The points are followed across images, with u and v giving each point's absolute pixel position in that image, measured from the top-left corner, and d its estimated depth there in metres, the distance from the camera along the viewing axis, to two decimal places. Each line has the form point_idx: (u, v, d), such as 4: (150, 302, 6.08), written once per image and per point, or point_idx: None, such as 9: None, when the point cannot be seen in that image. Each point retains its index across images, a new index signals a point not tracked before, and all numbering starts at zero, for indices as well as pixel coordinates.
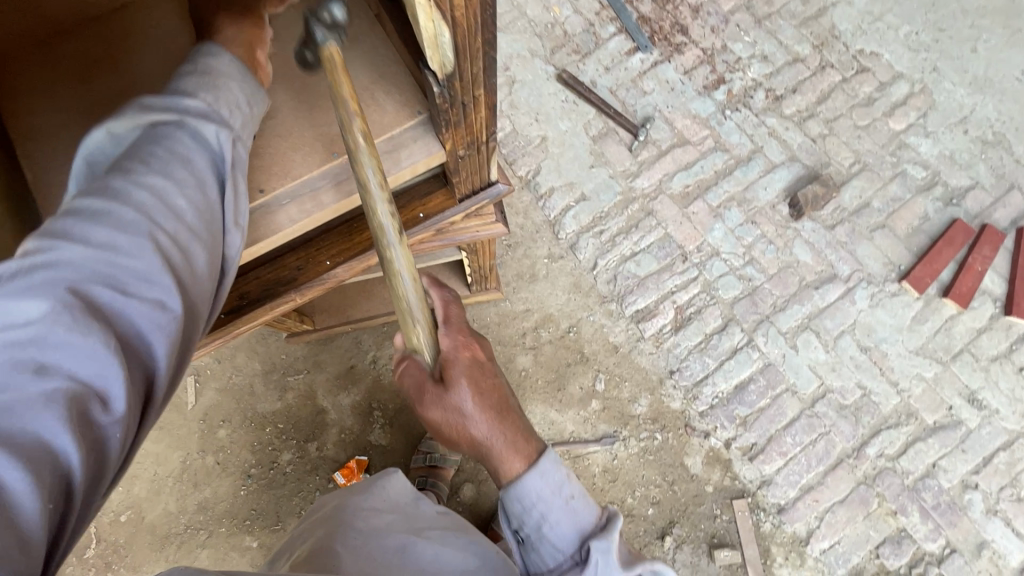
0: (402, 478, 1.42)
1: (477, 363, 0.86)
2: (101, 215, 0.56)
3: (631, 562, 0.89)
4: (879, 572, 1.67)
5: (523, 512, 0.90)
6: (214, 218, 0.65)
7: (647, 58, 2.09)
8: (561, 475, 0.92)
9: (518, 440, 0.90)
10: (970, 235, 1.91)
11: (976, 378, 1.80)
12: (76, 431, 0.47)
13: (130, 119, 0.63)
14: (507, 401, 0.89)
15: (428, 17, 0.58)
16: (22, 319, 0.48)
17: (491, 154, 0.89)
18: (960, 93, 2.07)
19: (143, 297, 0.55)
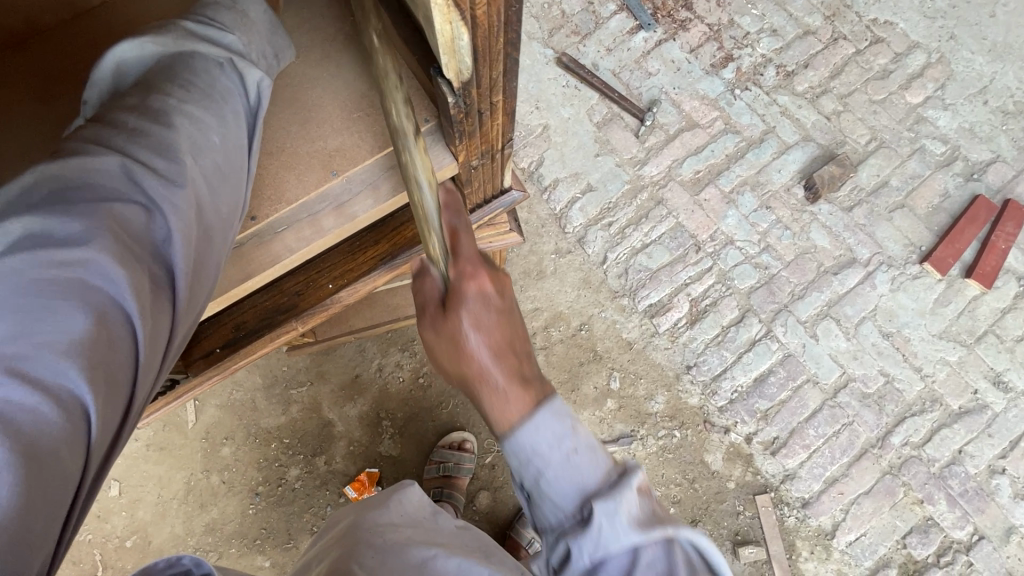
0: (419, 490, 1.31)
1: (482, 296, 0.71)
2: (135, 142, 0.55)
3: (654, 528, 0.62)
4: (906, 562, 1.63)
5: (514, 461, 0.67)
6: (241, 163, 0.64)
7: (650, 37, 1.98)
8: (564, 425, 0.65)
9: (523, 372, 0.69)
10: (993, 211, 1.84)
11: (1001, 360, 1.74)
12: (105, 369, 0.46)
13: (168, 40, 0.63)
14: (517, 342, 0.72)
15: (446, 20, 0.51)
16: (65, 240, 0.47)
17: (505, 160, 0.84)
18: (979, 62, 1.97)
19: (175, 234, 0.54)
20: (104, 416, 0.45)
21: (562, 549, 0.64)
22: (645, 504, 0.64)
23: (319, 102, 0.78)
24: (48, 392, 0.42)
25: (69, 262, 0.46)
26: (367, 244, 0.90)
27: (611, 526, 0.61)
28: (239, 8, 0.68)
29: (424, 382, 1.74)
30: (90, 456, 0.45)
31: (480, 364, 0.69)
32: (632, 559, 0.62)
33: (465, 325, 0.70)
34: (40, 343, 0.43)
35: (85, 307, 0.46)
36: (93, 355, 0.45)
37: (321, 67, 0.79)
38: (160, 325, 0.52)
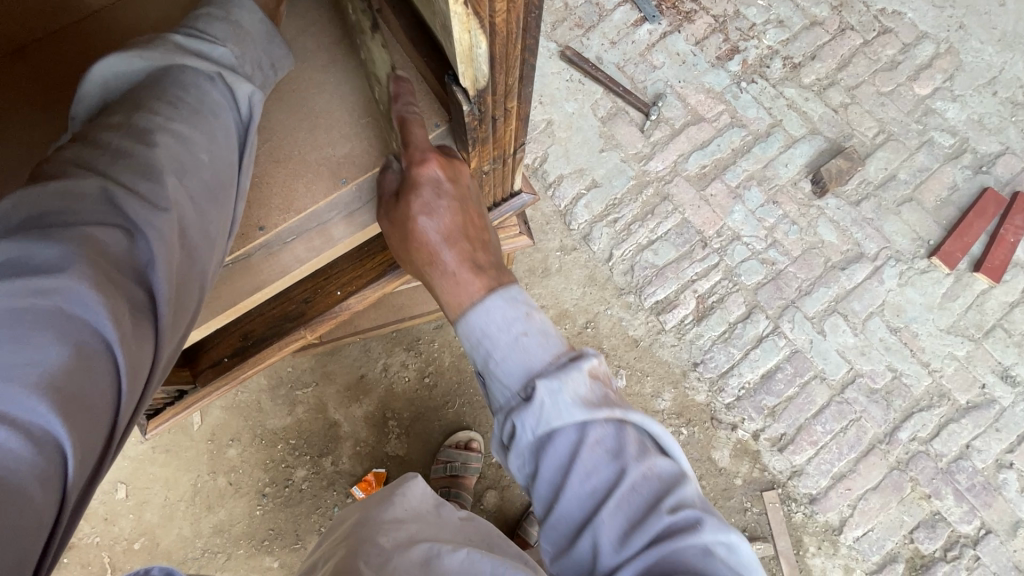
0: (422, 484, 1.29)
1: (436, 183, 0.72)
2: (119, 166, 0.53)
3: (601, 407, 0.63)
4: (913, 557, 1.63)
5: (468, 342, 0.71)
6: (231, 180, 0.63)
7: (655, 29, 1.94)
8: (517, 310, 0.69)
9: (478, 261, 0.74)
10: (1001, 204, 1.83)
11: (1009, 354, 1.74)
12: (78, 402, 0.44)
13: (157, 54, 0.61)
14: (474, 227, 0.76)
15: (465, 29, 0.52)
16: (42, 265, 0.45)
17: (516, 164, 0.88)
18: (988, 52, 1.94)
19: (157, 258, 0.52)
20: (80, 450, 0.43)
21: (510, 429, 0.66)
22: (596, 386, 0.65)
23: (328, 110, 0.79)
24: (18, 429, 0.40)
25: (43, 291, 0.44)
26: (373, 252, 0.94)
27: (555, 403, 0.62)
28: (234, 19, 0.68)
29: (429, 381, 1.74)
30: (65, 494, 0.43)
31: (437, 249, 0.73)
32: (578, 436, 0.62)
33: (417, 212, 0.72)
34: (12, 378, 0.41)
35: (61, 339, 0.44)
36: (67, 389, 0.43)
37: (329, 76, 0.80)
38: (142, 353, 0.49)
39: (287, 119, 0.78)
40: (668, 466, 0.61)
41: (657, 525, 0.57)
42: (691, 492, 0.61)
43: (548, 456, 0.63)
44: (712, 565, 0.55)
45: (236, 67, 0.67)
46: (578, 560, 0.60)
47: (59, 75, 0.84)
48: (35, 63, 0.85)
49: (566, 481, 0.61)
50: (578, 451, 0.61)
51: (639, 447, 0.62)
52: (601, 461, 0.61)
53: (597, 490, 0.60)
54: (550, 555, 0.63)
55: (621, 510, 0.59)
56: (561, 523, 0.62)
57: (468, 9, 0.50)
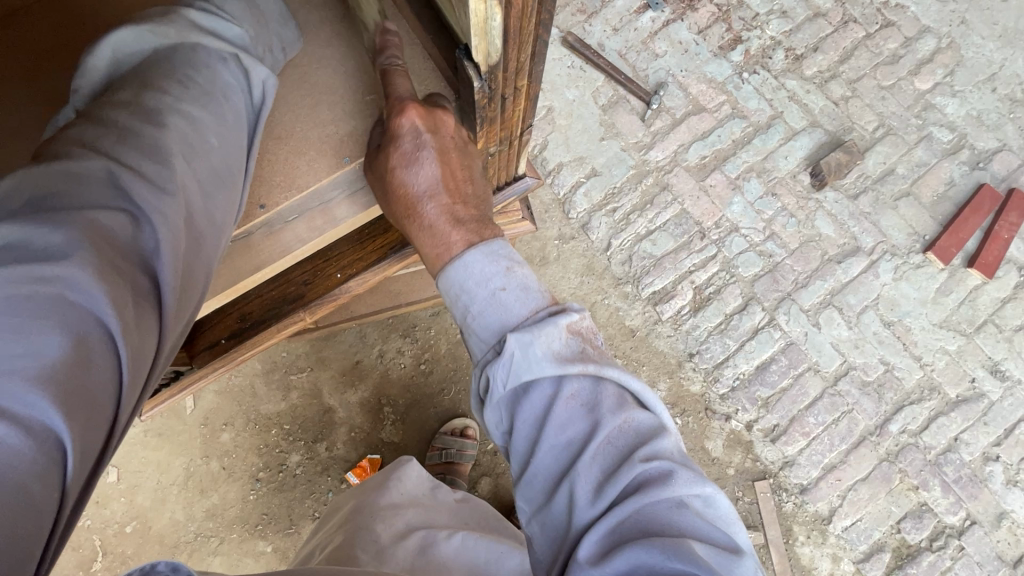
0: (415, 466, 1.20)
1: (414, 132, 0.69)
2: (125, 147, 0.52)
3: (575, 361, 0.62)
4: (900, 546, 1.66)
5: (448, 298, 0.70)
6: (239, 164, 0.64)
7: (658, 17, 1.92)
8: (497, 263, 0.67)
9: (460, 213, 0.70)
10: (997, 201, 1.84)
11: (1000, 349, 1.76)
12: (81, 393, 0.42)
13: (173, 31, 0.61)
14: (457, 177, 0.72)
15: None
16: (45, 250, 0.43)
17: (521, 148, 0.88)
18: (989, 48, 1.94)
19: (162, 245, 0.51)
20: (82, 443, 0.41)
21: (486, 381, 0.65)
22: (573, 341, 0.64)
23: (331, 85, 0.78)
24: (18, 423, 0.38)
25: (44, 279, 0.42)
26: (375, 234, 0.93)
27: (528, 356, 0.61)
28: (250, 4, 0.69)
29: (426, 367, 1.73)
30: (67, 491, 0.41)
31: (417, 200, 0.70)
32: (552, 389, 0.61)
33: (397, 163, 0.70)
34: (12, 369, 0.39)
35: (63, 329, 0.42)
36: (74, 379, 0.41)
37: (334, 52, 0.79)
38: (145, 342, 0.48)
39: (292, 95, 0.77)
40: (646, 419, 0.60)
41: (628, 476, 0.55)
42: (669, 444, 0.59)
43: (522, 413, 0.62)
44: (685, 516, 0.54)
45: (248, 49, 0.68)
46: (554, 517, 0.59)
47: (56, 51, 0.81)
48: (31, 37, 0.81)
49: (539, 434, 0.61)
50: (553, 404, 0.60)
51: (616, 400, 0.61)
52: (575, 413, 0.60)
53: (572, 443, 0.59)
54: (525, 515, 0.62)
55: (595, 463, 0.57)
56: (536, 480, 0.61)
57: None
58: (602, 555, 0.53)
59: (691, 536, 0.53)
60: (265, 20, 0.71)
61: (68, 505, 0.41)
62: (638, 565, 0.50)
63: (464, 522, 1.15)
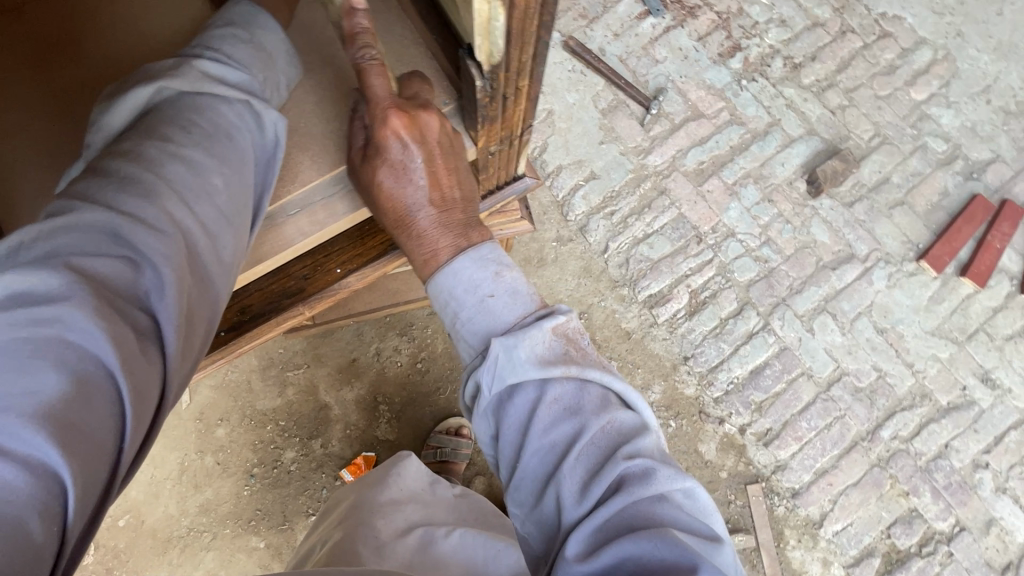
0: (416, 462, 1.21)
1: (401, 145, 0.68)
2: (126, 191, 0.54)
3: (558, 365, 0.62)
4: (890, 552, 1.67)
5: (438, 302, 0.71)
6: (247, 202, 0.64)
7: (659, 23, 1.95)
8: (487, 272, 0.68)
9: (447, 218, 0.72)
10: (990, 211, 1.86)
11: (990, 358, 1.78)
12: (79, 431, 0.44)
13: (183, 81, 0.62)
14: (444, 184, 0.73)
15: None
16: (45, 293, 0.46)
17: (521, 148, 0.89)
18: (984, 61, 1.97)
19: (164, 285, 0.53)
20: (80, 485, 0.43)
21: (474, 388, 0.66)
22: (557, 344, 0.64)
23: (335, 81, 0.79)
24: (17, 460, 0.41)
25: (44, 321, 0.45)
26: (374, 230, 0.95)
27: (512, 360, 0.62)
28: (256, 42, 0.70)
29: (422, 366, 1.74)
30: (67, 529, 0.43)
31: (408, 209, 0.71)
32: (537, 393, 0.62)
33: (386, 174, 0.70)
34: (11, 409, 0.42)
35: (61, 369, 0.44)
36: (71, 419, 0.44)
37: (339, 49, 0.80)
38: (147, 380, 0.49)
39: (296, 90, 0.78)
40: (628, 418, 0.61)
41: (612, 475, 0.56)
42: (650, 442, 0.60)
43: (507, 417, 0.63)
44: (667, 508, 0.56)
45: (256, 93, 0.68)
46: (545, 517, 0.60)
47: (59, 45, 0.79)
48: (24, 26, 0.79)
49: (525, 438, 0.61)
50: (536, 410, 0.61)
51: (599, 402, 0.62)
52: (557, 417, 0.60)
53: (556, 446, 0.60)
54: (519, 518, 0.63)
55: (579, 465, 0.58)
56: (524, 483, 0.61)
57: None
58: (589, 551, 0.54)
59: (675, 526, 0.55)
60: (269, 17, 0.72)
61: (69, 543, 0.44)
62: (627, 556, 0.52)
63: (460, 518, 1.16)
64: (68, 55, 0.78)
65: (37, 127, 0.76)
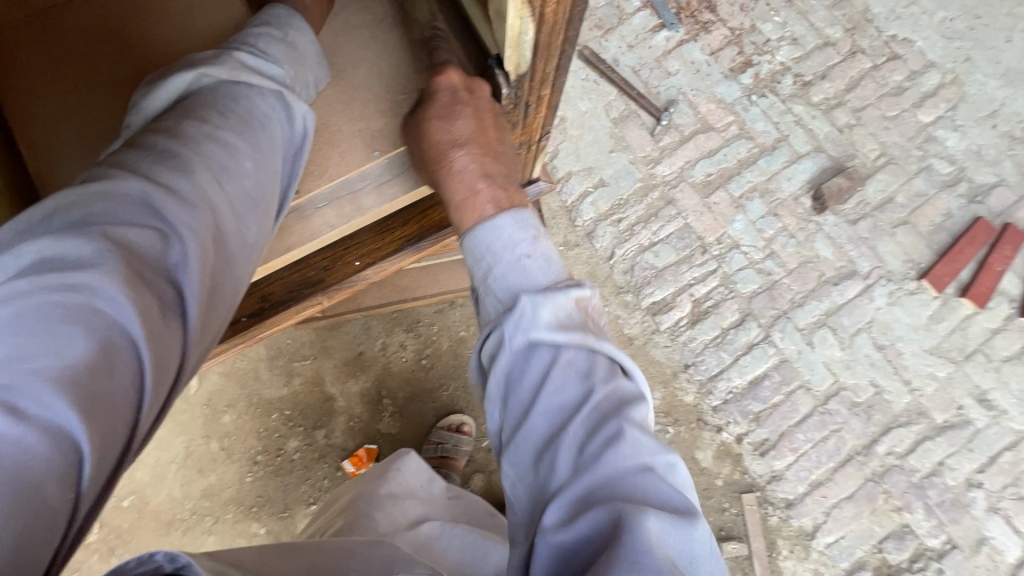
0: (415, 457, 1.23)
1: (451, 89, 0.72)
2: (160, 167, 0.57)
3: (575, 330, 0.63)
4: (881, 565, 1.69)
5: (471, 258, 0.71)
6: (273, 189, 0.67)
7: (672, 37, 1.98)
8: (525, 233, 0.69)
9: (485, 170, 0.73)
10: (992, 234, 1.88)
11: (987, 379, 1.80)
12: (101, 395, 0.46)
13: (222, 69, 0.66)
14: (490, 136, 0.74)
15: (517, 16, 0.57)
16: (78, 260, 0.49)
17: (537, 153, 0.93)
18: (991, 86, 2.00)
19: (188, 260, 0.56)
20: (98, 452, 0.45)
21: (494, 346, 0.66)
22: (576, 313, 0.65)
23: (366, 83, 0.83)
24: (38, 425, 0.42)
25: (75, 288, 0.47)
26: (394, 227, 0.99)
27: (536, 315, 0.63)
28: (289, 41, 0.73)
29: (426, 363, 1.77)
30: (81, 496, 0.44)
31: (447, 152, 0.72)
32: (551, 355, 0.62)
33: (434, 114, 0.72)
34: (36, 371, 0.43)
35: (89, 334, 0.47)
36: (96, 377, 0.46)
37: (366, 53, 0.84)
38: (167, 352, 0.52)
39: (326, 91, 0.82)
40: (630, 389, 0.62)
41: (608, 435, 0.57)
42: (643, 415, 0.60)
43: (520, 377, 0.64)
44: (648, 480, 0.56)
45: (289, 87, 0.72)
46: (541, 478, 0.59)
47: (104, 35, 0.83)
48: (73, 20, 0.83)
49: (536, 397, 0.61)
50: (550, 369, 0.62)
51: (607, 371, 0.62)
52: (570, 378, 0.61)
53: (566, 407, 0.60)
54: (513, 477, 0.62)
55: (587, 424, 0.59)
56: (526, 443, 0.61)
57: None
58: (569, 515, 0.55)
59: (651, 499, 0.54)
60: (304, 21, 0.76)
61: (83, 510, 0.45)
62: (596, 520, 0.53)
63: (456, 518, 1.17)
64: (111, 49, 0.82)
65: (79, 116, 0.80)
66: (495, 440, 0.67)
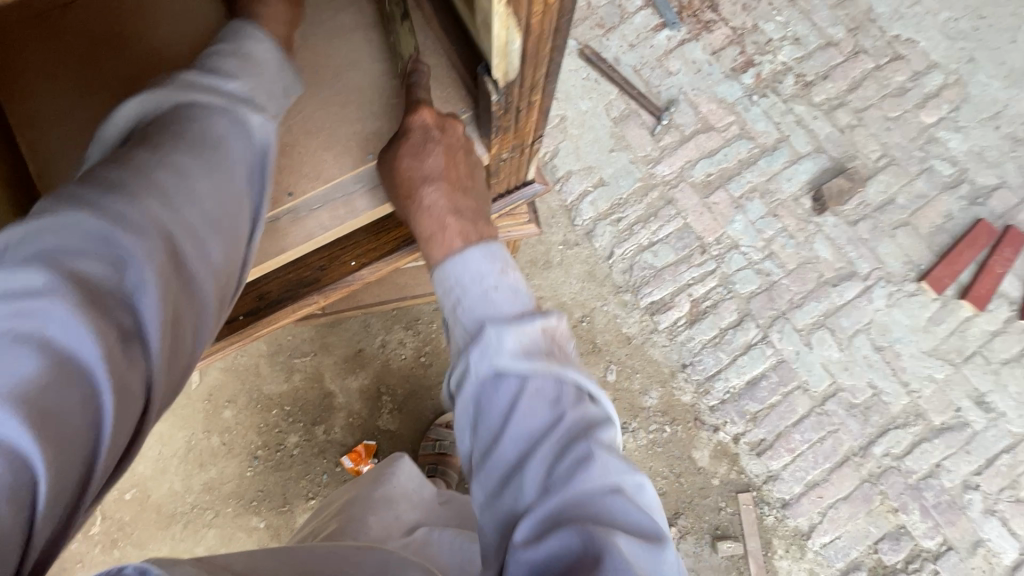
0: (410, 462, 1.30)
1: (425, 127, 0.74)
2: (115, 191, 0.55)
3: (542, 358, 0.65)
4: (876, 566, 1.69)
5: (439, 288, 0.72)
6: (238, 204, 0.64)
7: (674, 36, 1.98)
8: (492, 265, 0.70)
9: (454, 205, 0.75)
10: (992, 236, 1.88)
11: (986, 381, 1.80)
12: (51, 420, 0.43)
13: (174, 92, 0.65)
14: (457, 175, 0.77)
15: (503, 26, 0.57)
16: (26, 286, 0.46)
17: (531, 156, 0.93)
18: (995, 87, 1.99)
19: (147, 280, 0.52)
20: (53, 478, 0.43)
21: (460, 376, 0.67)
22: (544, 340, 0.67)
23: (362, 87, 0.83)
24: None
25: (24, 314, 0.45)
26: (390, 227, 1.00)
27: (502, 345, 0.65)
28: (244, 52, 0.71)
29: (425, 360, 1.78)
30: (34, 527, 0.42)
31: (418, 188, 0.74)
32: (518, 384, 0.64)
33: (406, 152, 0.74)
34: None
35: (38, 360, 0.44)
36: (42, 410, 0.43)
37: (362, 56, 0.84)
38: (128, 375, 0.49)
39: (323, 93, 0.82)
40: (596, 413, 0.64)
41: (575, 462, 0.58)
42: (610, 440, 0.62)
43: (488, 406, 0.64)
44: (617, 501, 0.58)
45: (248, 98, 0.69)
46: (506, 506, 0.61)
47: (104, 37, 0.84)
48: (73, 21, 0.85)
49: (504, 425, 0.63)
50: (517, 398, 0.63)
51: (574, 396, 0.64)
52: (537, 406, 0.63)
53: (534, 434, 0.62)
54: (479, 504, 0.64)
55: (552, 451, 0.60)
56: (494, 471, 0.63)
57: (507, 9, 0.55)
58: (538, 540, 0.56)
59: (618, 523, 0.56)
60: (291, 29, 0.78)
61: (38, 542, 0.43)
62: (565, 546, 0.54)
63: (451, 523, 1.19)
64: (112, 52, 0.83)
65: (78, 117, 0.81)
66: (466, 462, 0.68)
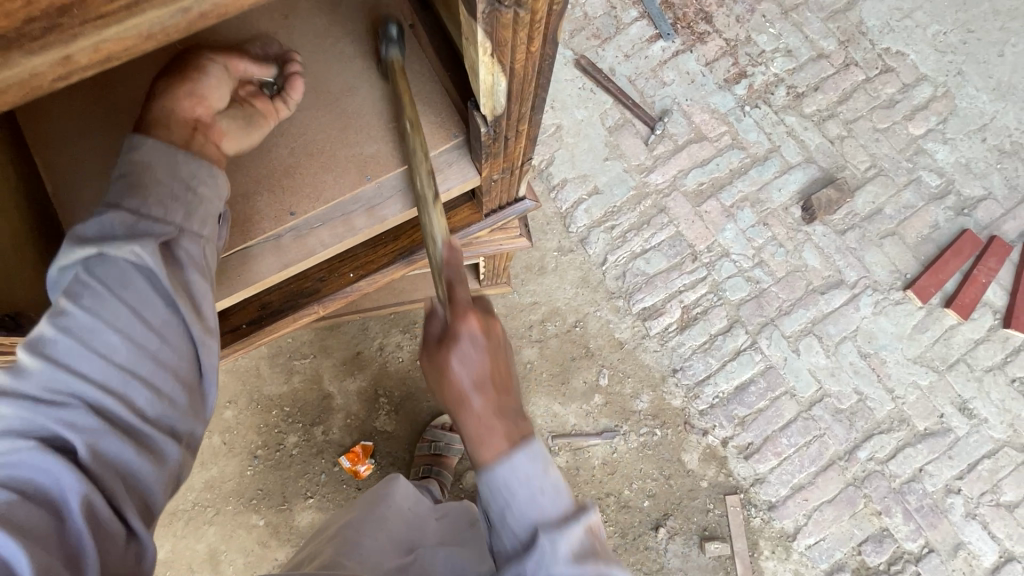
0: (404, 481, 1.35)
1: (471, 336, 0.69)
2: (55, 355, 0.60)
3: (589, 561, 0.67)
4: (859, 567, 1.74)
5: (488, 496, 0.70)
6: (168, 330, 0.65)
7: (668, 47, 2.02)
8: (537, 469, 0.69)
9: (503, 407, 0.71)
10: (978, 246, 1.92)
11: (969, 388, 1.84)
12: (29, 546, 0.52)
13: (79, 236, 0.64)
14: (501, 375, 0.71)
15: (489, 71, 0.63)
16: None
17: (521, 175, 0.97)
18: (982, 100, 2.03)
19: (89, 424, 0.58)
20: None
21: None
22: (586, 538, 0.69)
23: (358, 107, 0.83)
24: None
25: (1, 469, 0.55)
26: (386, 241, 1.04)
27: (554, 552, 0.66)
28: (130, 160, 0.67)
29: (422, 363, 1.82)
30: None
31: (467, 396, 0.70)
32: None
33: (454, 362, 0.70)
34: None
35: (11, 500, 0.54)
36: (10, 540, 0.51)
37: (359, 73, 0.84)
38: (89, 502, 0.56)
39: (318, 114, 0.83)
40: None
41: None
42: None
43: None
44: None
45: (144, 214, 0.66)
46: None
47: None
48: None
49: None
50: None
51: None
52: None
53: None
54: None
55: None
56: None
57: (492, 56, 0.61)
58: None
59: None
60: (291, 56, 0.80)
61: None
62: None
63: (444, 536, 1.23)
64: None
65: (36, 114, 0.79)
66: None
